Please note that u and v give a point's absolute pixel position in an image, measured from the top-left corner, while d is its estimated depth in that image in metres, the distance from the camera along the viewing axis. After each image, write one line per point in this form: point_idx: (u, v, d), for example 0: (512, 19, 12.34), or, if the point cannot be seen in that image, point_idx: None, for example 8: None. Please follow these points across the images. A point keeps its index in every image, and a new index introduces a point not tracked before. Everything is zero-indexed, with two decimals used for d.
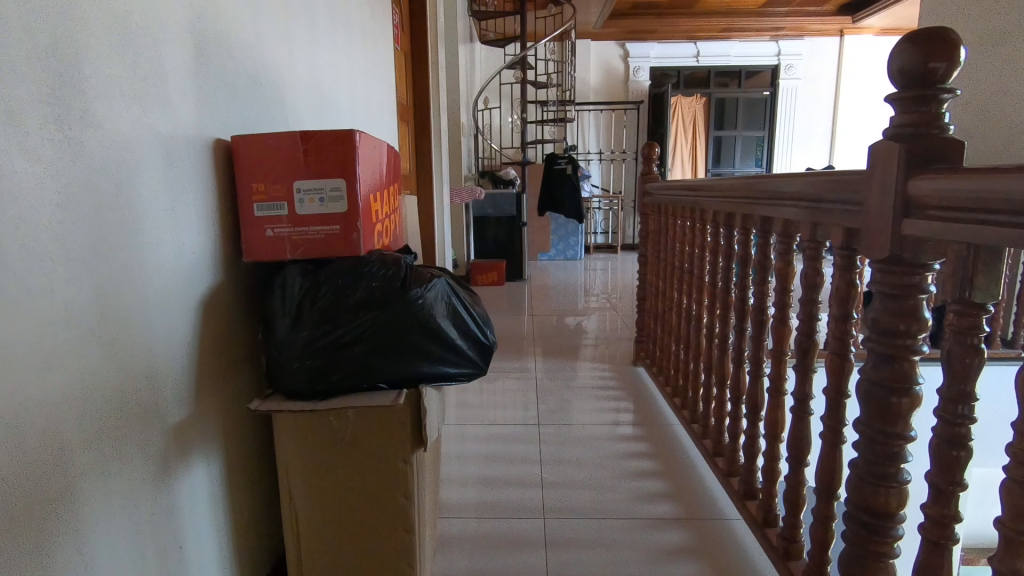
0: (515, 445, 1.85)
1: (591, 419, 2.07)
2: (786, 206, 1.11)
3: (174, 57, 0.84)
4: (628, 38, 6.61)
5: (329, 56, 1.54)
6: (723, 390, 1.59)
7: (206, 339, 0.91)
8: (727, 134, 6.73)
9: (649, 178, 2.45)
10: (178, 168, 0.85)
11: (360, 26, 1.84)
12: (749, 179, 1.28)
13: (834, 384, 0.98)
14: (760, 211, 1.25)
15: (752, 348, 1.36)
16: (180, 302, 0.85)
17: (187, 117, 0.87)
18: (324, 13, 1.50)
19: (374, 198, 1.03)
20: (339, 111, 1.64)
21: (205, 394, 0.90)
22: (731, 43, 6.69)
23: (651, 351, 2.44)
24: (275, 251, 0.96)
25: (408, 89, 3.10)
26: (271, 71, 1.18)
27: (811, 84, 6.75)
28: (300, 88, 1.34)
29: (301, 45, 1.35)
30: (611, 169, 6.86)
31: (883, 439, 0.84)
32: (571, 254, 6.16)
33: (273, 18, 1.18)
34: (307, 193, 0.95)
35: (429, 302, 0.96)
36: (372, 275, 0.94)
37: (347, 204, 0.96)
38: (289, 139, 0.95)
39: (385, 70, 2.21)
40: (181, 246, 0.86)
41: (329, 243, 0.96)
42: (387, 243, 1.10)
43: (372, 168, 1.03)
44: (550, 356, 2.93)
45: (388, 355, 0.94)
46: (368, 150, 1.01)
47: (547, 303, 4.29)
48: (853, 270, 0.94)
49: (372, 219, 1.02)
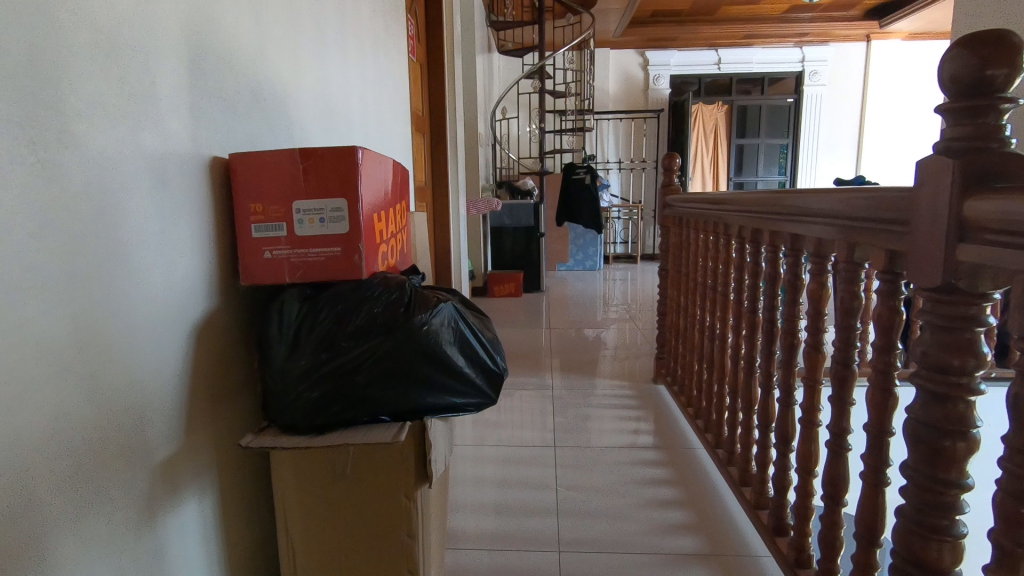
0: (532, 470, 1.77)
1: (609, 440, 1.99)
2: (821, 224, 1.03)
3: (167, 72, 0.80)
4: (647, 46, 6.53)
5: (338, 69, 1.50)
6: (751, 416, 1.50)
7: (199, 367, 0.86)
8: (749, 142, 6.61)
9: (670, 190, 2.37)
10: (171, 188, 0.81)
11: (372, 38, 1.80)
12: (778, 193, 1.19)
13: (876, 421, 0.89)
14: (791, 228, 1.16)
15: (782, 373, 1.26)
16: (172, 329, 0.81)
17: (180, 134, 0.83)
18: (334, 24, 1.46)
19: (378, 217, 0.98)
20: (349, 124, 1.60)
21: (198, 426, 0.86)
22: (754, 49, 6.57)
23: (673, 369, 2.35)
24: (273, 274, 0.91)
25: (424, 101, 3.07)
26: (276, 86, 1.14)
27: (837, 90, 6.59)
28: (306, 102, 1.29)
29: (309, 56, 1.31)
30: (630, 178, 6.79)
31: (934, 488, 0.75)
32: (590, 264, 6.06)
33: (278, 31, 1.15)
34: (307, 214, 0.90)
35: (435, 329, 0.90)
36: (376, 299, 0.88)
37: (349, 225, 0.90)
38: (288, 157, 0.90)
39: (399, 82, 2.17)
40: (172, 270, 0.81)
41: (329, 265, 0.91)
42: (393, 263, 1.05)
43: (375, 186, 0.97)
44: (568, 370, 2.86)
45: (391, 385, 0.88)
46: (371, 168, 0.95)
47: (564, 315, 4.22)
48: (897, 296, 0.85)
49: (377, 240, 0.97)
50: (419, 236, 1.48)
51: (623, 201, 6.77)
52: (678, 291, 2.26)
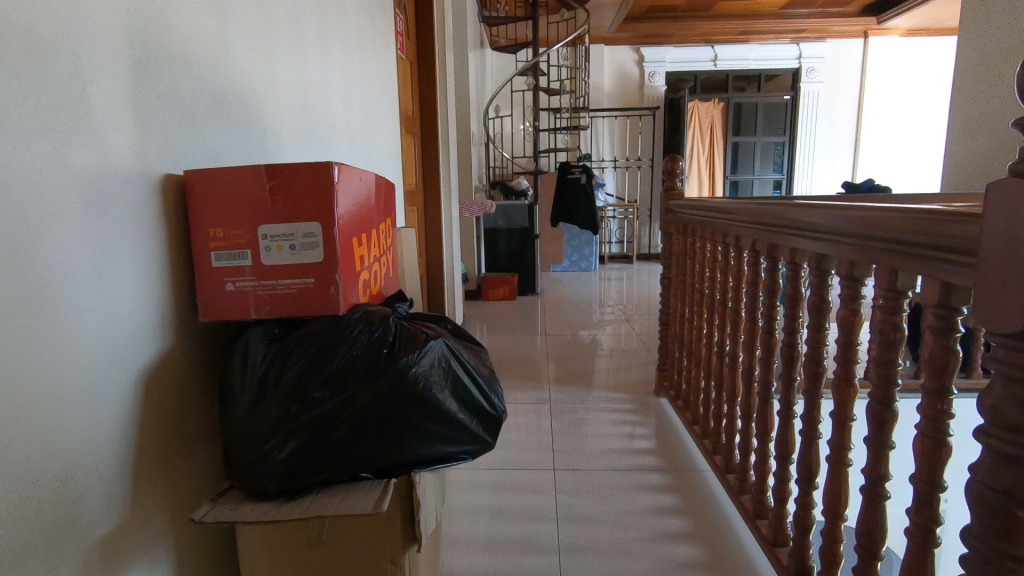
0: (530, 497, 1.66)
1: (610, 461, 1.89)
2: (858, 246, 0.91)
3: (103, 76, 0.68)
4: (643, 42, 6.41)
5: (319, 69, 1.38)
6: (766, 443, 1.40)
7: (149, 420, 0.74)
8: (745, 140, 6.53)
9: (673, 195, 2.26)
10: (111, 212, 0.69)
11: (357, 35, 1.67)
12: (805, 207, 1.08)
13: (925, 473, 0.79)
14: (819, 247, 1.05)
15: (805, 405, 1.15)
16: (113, 378, 0.69)
17: (122, 150, 0.70)
18: (314, 19, 1.34)
19: (359, 240, 0.86)
20: (334, 129, 1.48)
21: (149, 488, 0.74)
22: (751, 46, 6.46)
23: (676, 382, 2.24)
24: (236, 309, 0.79)
25: (414, 100, 2.93)
26: (246, 89, 1.02)
27: (834, 87, 6.50)
28: (281, 106, 1.16)
29: (284, 56, 1.18)
30: (625, 177, 6.69)
31: (1003, 564, 0.65)
32: (585, 265, 5.95)
33: (247, 28, 1.02)
34: (275, 239, 0.78)
35: (423, 370, 0.79)
36: (356, 339, 0.77)
37: (323, 252, 0.78)
38: (254, 176, 0.78)
39: (388, 82, 2.05)
40: (114, 309, 0.69)
41: (302, 299, 0.79)
42: (376, 290, 0.93)
43: (354, 205, 0.85)
44: (566, 380, 2.75)
45: (374, 438, 0.76)
46: (351, 185, 0.84)
47: (560, 318, 4.12)
48: (952, 335, 0.74)
49: (357, 267, 0.85)
50: (406, 253, 1.36)
51: (618, 200, 6.68)
52: (682, 301, 2.15)
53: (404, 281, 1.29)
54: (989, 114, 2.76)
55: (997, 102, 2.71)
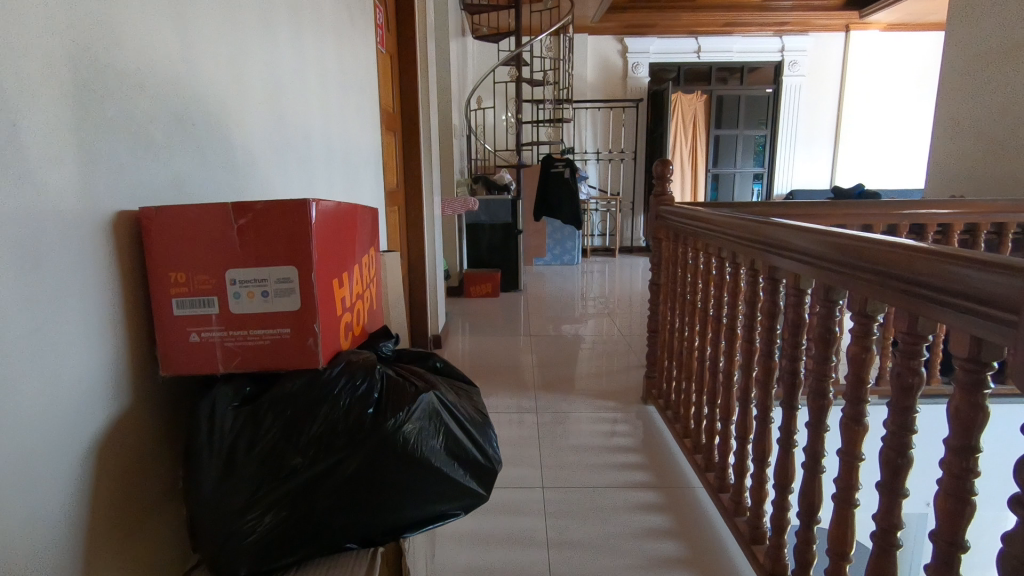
0: (519, 520, 1.61)
1: (599, 476, 1.84)
2: (877, 286, 0.86)
3: (33, 107, 0.58)
4: (626, 33, 6.32)
5: (294, 74, 1.27)
6: (763, 468, 1.36)
7: (103, 492, 0.66)
8: (728, 133, 6.51)
9: (663, 199, 2.20)
10: (52, 264, 0.60)
11: (334, 32, 1.56)
12: (821, 233, 1.01)
13: (947, 532, 0.74)
14: (832, 278, 0.99)
15: (809, 437, 1.11)
16: (59, 453, 0.60)
17: (60, 191, 0.61)
18: (287, 19, 1.23)
19: (339, 280, 0.77)
20: (311, 137, 1.38)
21: (105, 568, 0.66)
22: (734, 38, 6.41)
23: (665, 390, 2.20)
24: (201, 362, 0.71)
25: (394, 95, 2.81)
26: (212, 103, 0.92)
27: (815, 81, 6.50)
28: (251, 117, 1.06)
29: (255, 62, 1.08)
30: (608, 169, 6.64)
31: None
32: (568, 259, 5.90)
33: (212, 36, 0.92)
34: (245, 286, 0.69)
35: (412, 432, 0.72)
36: (337, 398, 0.69)
37: (299, 300, 0.70)
38: (221, 214, 0.69)
39: (367, 81, 1.94)
40: (58, 373, 0.60)
41: (276, 351, 0.70)
42: (358, 330, 0.85)
43: (335, 243, 0.76)
44: (552, 384, 2.70)
45: (358, 508, 0.70)
46: (330, 221, 0.75)
47: (543, 316, 4.07)
48: (981, 392, 0.70)
49: (338, 310, 0.77)
50: (390, 277, 1.27)
51: (600, 193, 6.63)
52: (672, 309, 2.11)
53: (388, 308, 1.21)
54: (976, 116, 2.74)
55: (984, 104, 2.69)
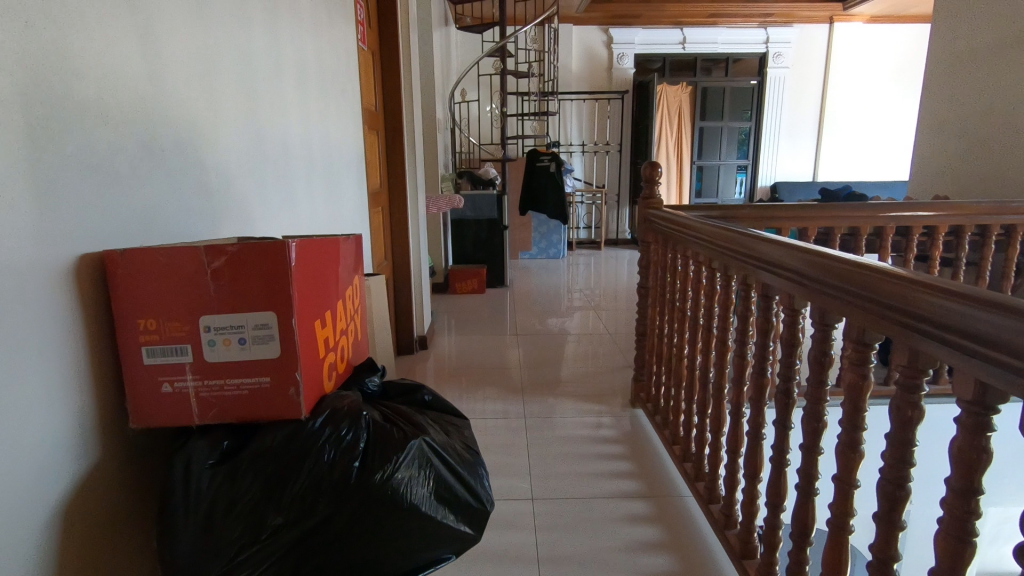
0: (509, 534, 1.59)
1: (588, 485, 1.83)
2: (874, 317, 0.85)
3: None
4: (612, 23, 6.26)
5: (273, 83, 1.22)
6: (755, 484, 1.35)
7: (70, 556, 0.62)
8: (712, 125, 6.50)
9: (651, 203, 2.17)
10: (9, 318, 0.55)
11: (313, 36, 1.50)
12: (815, 255, 1.00)
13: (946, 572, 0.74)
14: (827, 302, 0.97)
15: (803, 461, 1.10)
16: (22, 520, 0.56)
17: (16, 238, 0.56)
18: (263, 26, 1.17)
19: (322, 321, 0.73)
20: (292, 148, 1.32)
21: None
22: (719, 29, 6.38)
23: (653, 395, 2.19)
24: (174, 413, 0.66)
25: (377, 92, 2.74)
26: (185, 123, 0.87)
27: (800, 73, 6.51)
28: (227, 134, 1.00)
29: (230, 76, 1.02)
30: (593, 161, 6.61)
31: None
32: (553, 252, 5.88)
33: (183, 54, 0.86)
34: (221, 333, 0.65)
35: (402, 483, 0.69)
36: (322, 451, 0.66)
37: (279, 348, 0.66)
38: (192, 255, 0.64)
39: (349, 83, 1.88)
40: (19, 435, 0.56)
41: (256, 401, 0.67)
42: (343, 369, 0.81)
43: (318, 282, 0.72)
44: (539, 385, 2.68)
45: (348, 564, 0.67)
46: (313, 260, 0.71)
47: (529, 312, 4.05)
48: (984, 435, 0.69)
49: (322, 352, 0.73)
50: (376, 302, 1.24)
51: (586, 185, 6.60)
52: (661, 315, 2.09)
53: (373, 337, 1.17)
54: (960, 116, 2.75)
55: (968, 104, 2.70)
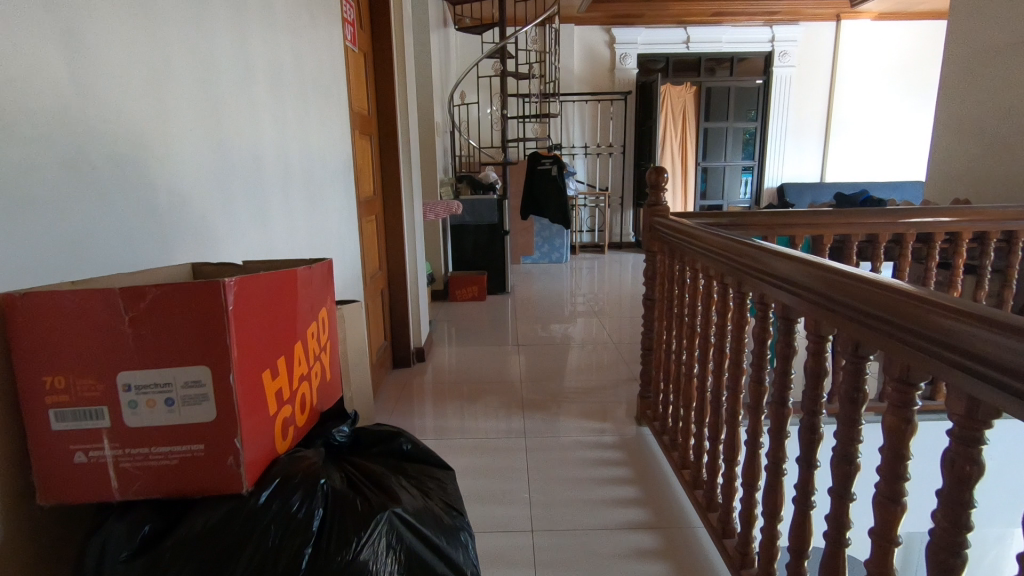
0: (506, 571, 1.47)
1: (592, 513, 1.70)
2: (921, 353, 0.73)
3: None
4: (614, 23, 6.13)
5: (242, 88, 1.11)
6: (774, 522, 1.22)
7: None
8: (717, 125, 6.37)
9: (657, 209, 2.05)
10: None
11: (291, 36, 1.39)
12: (848, 277, 0.88)
13: None
14: (861, 330, 0.86)
15: (834, 506, 0.98)
16: None
17: None
18: (229, 26, 1.06)
19: (274, 370, 0.62)
20: (266, 159, 1.21)
21: None
22: (724, 28, 6.25)
23: (660, 413, 2.07)
24: (88, 488, 0.55)
25: (370, 96, 2.63)
26: (125, 137, 0.75)
27: (806, 71, 6.36)
28: (181, 148, 0.89)
29: (187, 82, 0.91)
30: (596, 163, 6.49)
31: None
32: (556, 256, 5.77)
33: (122, 58, 0.75)
34: (143, 393, 0.54)
35: (367, 567, 0.57)
36: (268, 533, 0.55)
37: (214, 410, 0.55)
38: (106, 299, 0.53)
39: (334, 87, 1.76)
40: None
41: (188, 473, 0.55)
42: (302, 421, 0.69)
43: (269, 325, 0.61)
44: (540, 400, 2.56)
45: None
46: (261, 300, 0.59)
47: (531, 319, 3.93)
48: None
49: (272, 408, 0.62)
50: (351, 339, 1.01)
51: (589, 188, 6.48)
52: (668, 329, 1.96)
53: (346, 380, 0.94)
54: (980, 115, 2.61)
55: (989, 101, 2.56)
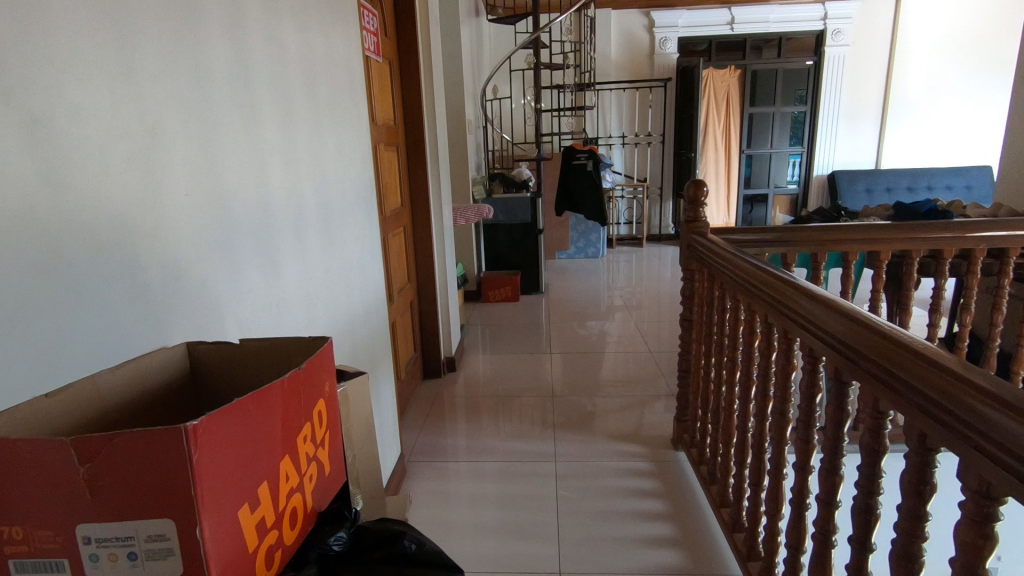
0: None
1: (622, 554, 1.62)
2: (997, 467, 0.62)
3: None
4: (653, 6, 5.84)
5: (247, 137, 1.05)
6: None
7: None
8: (762, 110, 6.09)
9: (695, 227, 1.92)
10: None
11: (302, 67, 1.32)
12: (909, 353, 0.77)
13: None
14: (926, 419, 0.74)
15: None
16: None
17: None
18: (231, 73, 1.00)
19: (253, 502, 0.56)
20: (277, 205, 1.16)
21: None
22: (771, 7, 5.85)
23: (698, 441, 1.95)
24: None
25: (396, 104, 2.56)
26: (106, 224, 0.70)
27: (861, 50, 5.95)
28: (176, 216, 0.84)
29: (183, 145, 0.86)
30: (634, 153, 6.29)
31: None
32: (592, 251, 5.64)
33: (102, 136, 0.70)
34: (105, 547, 0.49)
35: None
36: None
37: (182, 564, 0.49)
38: (58, 452, 0.47)
39: (354, 111, 1.70)
40: None
41: None
42: (292, 537, 0.64)
43: (245, 455, 0.55)
44: (572, 417, 2.48)
45: None
46: (235, 431, 0.53)
47: (565, 320, 3.84)
48: None
49: (253, 544, 0.56)
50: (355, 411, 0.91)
51: (626, 179, 6.29)
52: (707, 356, 1.84)
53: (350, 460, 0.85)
54: None
55: None
